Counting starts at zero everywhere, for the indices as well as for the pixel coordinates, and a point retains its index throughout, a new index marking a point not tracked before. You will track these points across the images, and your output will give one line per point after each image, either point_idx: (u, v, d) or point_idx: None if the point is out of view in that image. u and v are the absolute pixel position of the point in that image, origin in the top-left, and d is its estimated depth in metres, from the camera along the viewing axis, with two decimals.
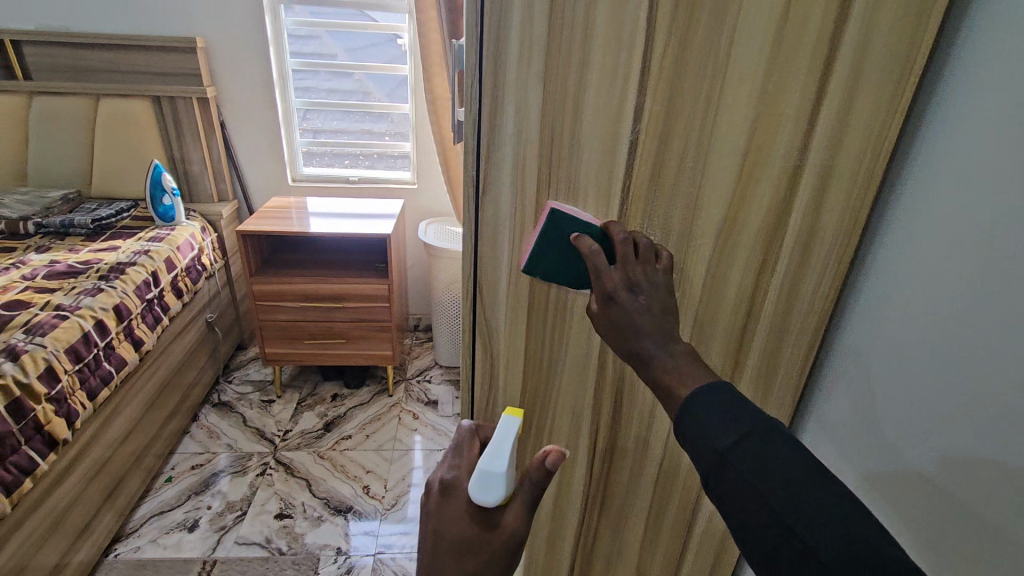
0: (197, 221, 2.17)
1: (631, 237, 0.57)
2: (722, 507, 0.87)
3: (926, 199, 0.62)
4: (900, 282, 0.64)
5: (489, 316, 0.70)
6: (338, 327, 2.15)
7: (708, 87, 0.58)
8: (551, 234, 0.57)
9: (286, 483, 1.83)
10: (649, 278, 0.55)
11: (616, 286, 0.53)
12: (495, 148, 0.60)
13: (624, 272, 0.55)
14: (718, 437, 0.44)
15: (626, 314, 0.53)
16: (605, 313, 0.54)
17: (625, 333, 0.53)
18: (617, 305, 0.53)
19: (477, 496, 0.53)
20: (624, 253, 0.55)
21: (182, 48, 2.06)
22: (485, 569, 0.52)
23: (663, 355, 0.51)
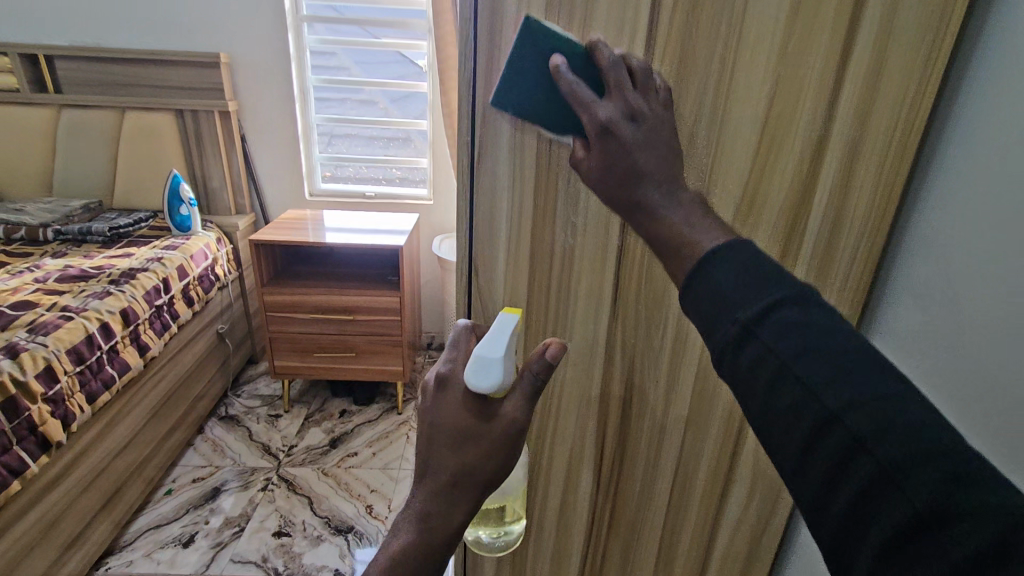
0: (214, 231, 2.18)
1: (625, 58, 0.43)
2: (746, 526, 0.78)
3: (963, 181, 0.53)
4: (934, 277, 0.56)
5: (486, 300, 0.65)
6: (348, 341, 2.12)
7: (721, 47, 0.53)
8: (526, 56, 0.45)
9: (287, 499, 1.77)
10: (653, 106, 0.42)
11: (614, 116, 0.41)
12: (490, 113, 0.56)
13: (617, 98, 0.42)
14: (739, 307, 0.34)
15: (622, 148, 0.40)
16: (597, 151, 0.42)
17: (626, 176, 0.41)
18: (612, 139, 0.41)
19: (474, 381, 0.49)
20: (618, 78, 0.42)
21: (206, 64, 2.11)
22: (485, 463, 0.49)
23: (667, 207, 0.40)
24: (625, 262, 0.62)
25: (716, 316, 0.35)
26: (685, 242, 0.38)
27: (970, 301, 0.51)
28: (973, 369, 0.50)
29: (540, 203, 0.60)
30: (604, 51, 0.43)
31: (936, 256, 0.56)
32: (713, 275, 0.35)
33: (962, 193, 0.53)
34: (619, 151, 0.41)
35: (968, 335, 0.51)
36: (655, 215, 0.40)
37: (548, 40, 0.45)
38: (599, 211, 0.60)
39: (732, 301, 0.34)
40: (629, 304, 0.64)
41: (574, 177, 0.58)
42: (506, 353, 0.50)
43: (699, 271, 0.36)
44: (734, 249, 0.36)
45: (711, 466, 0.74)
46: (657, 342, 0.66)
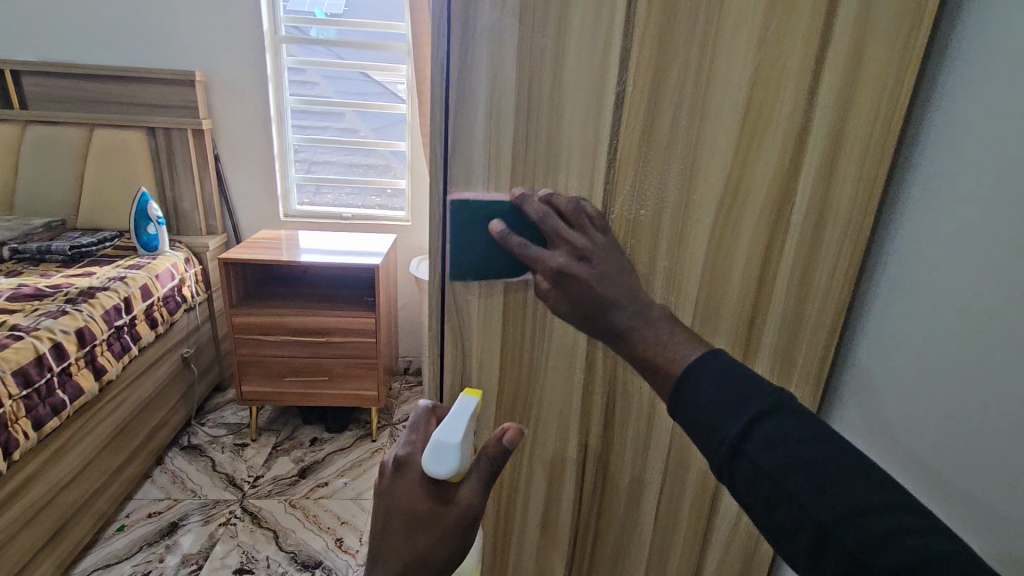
0: (182, 251, 2.11)
1: (550, 202, 0.53)
2: (738, 547, 0.74)
3: (986, 164, 0.50)
4: (949, 263, 0.54)
5: (459, 304, 0.60)
6: (321, 364, 2.04)
7: (702, 33, 0.52)
8: (475, 228, 0.54)
9: (251, 533, 1.66)
10: (590, 240, 0.51)
11: (564, 261, 0.49)
12: (465, 98, 0.52)
13: (562, 245, 0.50)
14: (717, 428, 0.38)
15: (581, 290, 0.48)
16: (565, 295, 0.49)
17: (599, 305, 0.47)
18: (572, 282, 0.48)
19: (431, 468, 0.49)
20: (550, 227, 0.51)
21: (181, 82, 2.08)
22: (439, 548, 0.51)
23: (639, 323, 0.45)
24: None
25: (709, 432, 0.38)
26: (665, 359, 0.42)
27: (994, 294, 0.49)
28: (993, 364, 0.49)
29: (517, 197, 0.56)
30: (535, 211, 0.52)
31: (954, 241, 0.53)
32: (698, 389, 0.39)
33: (988, 178, 0.50)
34: (586, 288, 0.48)
35: (989, 327, 0.49)
36: (636, 331, 0.45)
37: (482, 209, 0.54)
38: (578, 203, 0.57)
39: (711, 421, 0.38)
40: None
41: (552, 170, 0.55)
42: (461, 441, 0.50)
43: (677, 388, 0.40)
44: (712, 362, 0.40)
45: (698, 483, 0.70)
46: None
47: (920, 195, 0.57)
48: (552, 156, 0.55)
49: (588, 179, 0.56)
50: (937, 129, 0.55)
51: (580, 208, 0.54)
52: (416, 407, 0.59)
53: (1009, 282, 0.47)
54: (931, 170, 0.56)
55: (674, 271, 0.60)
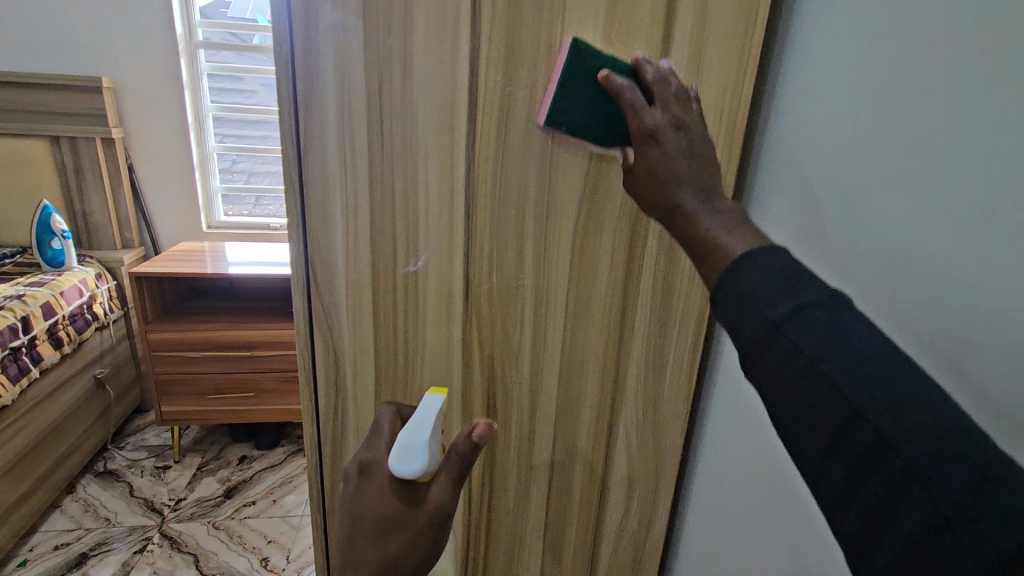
0: (93, 267, 2.00)
1: (668, 76, 0.46)
2: (628, 535, 0.76)
3: (873, 65, 0.47)
4: (827, 170, 0.52)
5: (327, 307, 0.60)
6: (246, 378, 1.97)
7: (546, 36, 0.53)
8: (573, 80, 0.49)
9: (169, 559, 1.58)
10: (694, 119, 0.45)
11: (659, 125, 0.44)
12: (313, 100, 0.52)
13: (667, 111, 0.45)
14: (766, 306, 0.31)
15: (655, 159, 0.43)
16: (639, 161, 0.45)
17: (662, 180, 0.43)
18: (654, 146, 0.44)
19: (399, 469, 0.47)
20: (663, 92, 0.45)
21: (87, 88, 1.97)
22: (411, 553, 0.48)
23: (704, 210, 0.40)
24: (472, 256, 0.60)
25: (745, 313, 0.32)
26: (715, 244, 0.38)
27: (869, 218, 0.47)
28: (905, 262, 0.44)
29: (377, 198, 0.56)
30: (653, 72, 0.46)
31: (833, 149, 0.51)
32: (758, 269, 0.33)
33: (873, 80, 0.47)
34: (660, 158, 0.43)
35: (882, 225, 0.46)
36: (692, 221, 0.41)
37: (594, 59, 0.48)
38: (441, 202, 0.57)
39: (760, 301, 0.32)
40: (483, 304, 0.62)
41: (410, 170, 0.56)
42: (430, 439, 0.49)
43: (731, 274, 0.34)
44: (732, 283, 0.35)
45: (584, 474, 0.72)
46: (516, 340, 0.64)
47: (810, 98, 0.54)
48: (409, 157, 0.55)
49: (447, 178, 0.56)
50: (821, 44, 0.53)
51: (692, 97, 0.46)
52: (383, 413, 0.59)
53: (885, 191, 0.46)
54: (799, 85, 0.56)
55: (541, 271, 0.61)
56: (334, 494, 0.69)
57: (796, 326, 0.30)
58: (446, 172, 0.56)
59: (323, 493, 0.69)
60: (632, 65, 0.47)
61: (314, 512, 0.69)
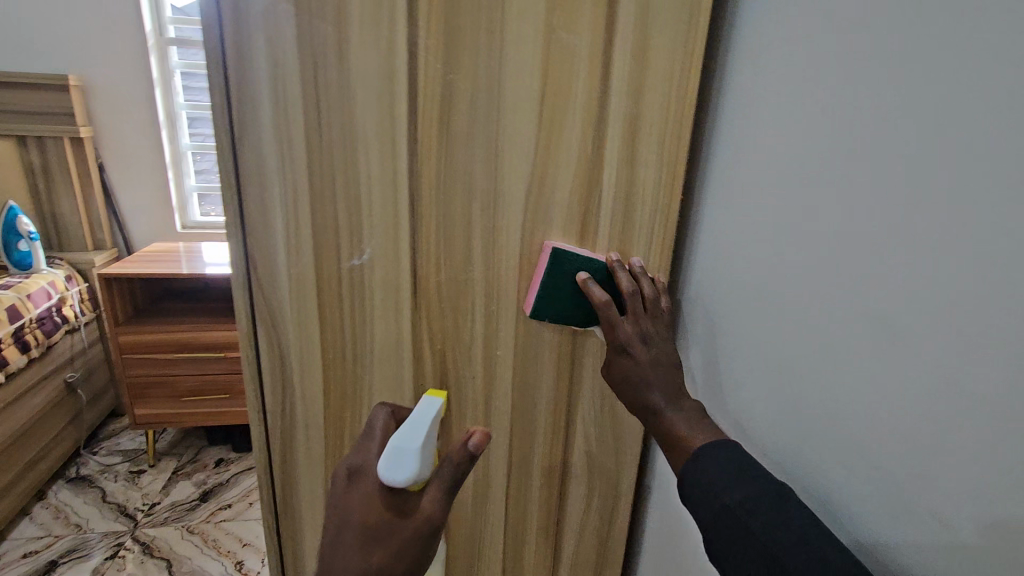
0: (62, 269, 1.96)
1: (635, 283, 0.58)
2: (591, 530, 0.75)
3: (830, 63, 0.43)
4: (778, 170, 0.49)
5: (270, 300, 0.58)
6: (221, 380, 1.94)
7: (486, 19, 0.52)
8: (559, 276, 0.59)
9: (141, 565, 1.55)
10: (658, 326, 0.56)
11: (630, 337, 0.55)
12: (247, 89, 0.51)
13: (636, 321, 0.56)
14: (723, 494, 0.41)
15: (629, 364, 0.55)
16: (616, 363, 0.56)
17: (636, 384, 0.54)
18: (628, 356, 0.55)
19: (389, 476, 0.48)
20: (634, 303, 0.56)
21: (54, 87, 1.93)
22: (396, 562, 0.46)
23: (670, 408, 0.50)
24: (419, 248, 0.58)
25: (699, 498, 0.42)
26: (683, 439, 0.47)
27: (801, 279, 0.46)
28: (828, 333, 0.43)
29: (317, 189, 0.55)
30: (626, 282, 0.57)
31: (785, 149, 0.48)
32: (700, 470, 0.43)
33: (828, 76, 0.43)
34: (632, 365, 0.55)
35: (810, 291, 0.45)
36: (658, 414, 0.51)
37: (576, 263, 0.59)
38: (384, 192, 0.56)
39: (717, 490, 0.41)
40: (432, 297, 0.60)
41: (351, 159, 0.54)
42: (422, 443, 0.49)
43: (690, 462, 0.44)
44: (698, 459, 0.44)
45: (543, 470, 0.71)
46: (468, 332, 0.63)
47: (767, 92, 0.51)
48: (349, 145, 0.54)
49: (390, 168, 0.55)
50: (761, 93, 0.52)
51: (657, 298, 0.58)
52: (377, 414, 0.59)
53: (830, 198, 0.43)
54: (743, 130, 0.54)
55: (491, 262, 0.60)
56: (286, 494, 0.67)
57: (742, 509, 0.39)
58: (388, 162, 0.55)
59: (274, 493, 0.67)
60: (605, 263, 0.59)
61: (266, 513, 0.68)
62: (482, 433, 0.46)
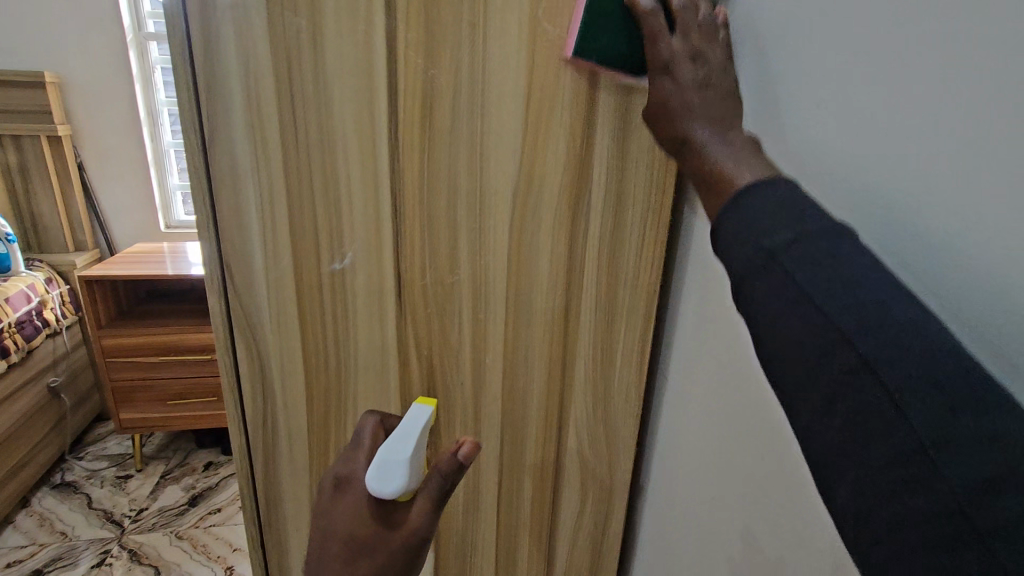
0: (42, 271, 1.91)
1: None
2: (585, 534, 0.73)
3: (818, 86, 0.40)
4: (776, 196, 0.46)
5: (248, 308, 0.56)
6: (208, 382, 1.91)
7: (467, 12, 0.49)
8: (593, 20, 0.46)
9: (128, 572, 1.53)
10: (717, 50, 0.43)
11: (675, 56, 0.43)
12: (216, 86, 0.49)
13: (688, 39, 0.43)
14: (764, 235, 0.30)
15: (669, 95, 0.42)
16: (654, 89, 0.44)
17: (673, 112, 0.42)
18: (666, 79, 0.43)
19: (377, 488, 0.44)
20: (687, 14, 0.43)
21: (29, 85, 1.88)
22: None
23: (714, 141, 0.39)
24: (402, 251, 0.56)
25: (744, 241, 0.31)
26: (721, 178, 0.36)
27: None
28: None
29: (293, 191, 0.52)
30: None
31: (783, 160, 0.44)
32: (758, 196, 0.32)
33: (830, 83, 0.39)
34: (672, 89, 0.42)
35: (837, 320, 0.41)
36: (698, 155, 0.40)
37: None
38: (364, 193, 0.53)
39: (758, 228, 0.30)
40: (417, 300, 0.58)
41: (329, 160, 0.52)
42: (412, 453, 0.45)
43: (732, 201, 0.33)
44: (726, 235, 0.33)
45: (535, 474, 0.69)
46: (455, 337, 0.61)
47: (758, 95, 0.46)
48: (326, 145, 0.51)
49: (370, 168, 0.53)
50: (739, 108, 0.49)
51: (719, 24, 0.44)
52: (365, 422, 0.56)
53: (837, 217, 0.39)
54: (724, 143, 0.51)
55: (477, 263, 0.58)
56: (270, 504, 0.65)
57: (781, 279, 0.29)
58: (368, 162, 0.53)
59: (258, 504, 0.65)
60: None
61: (249, 524, 0.66)
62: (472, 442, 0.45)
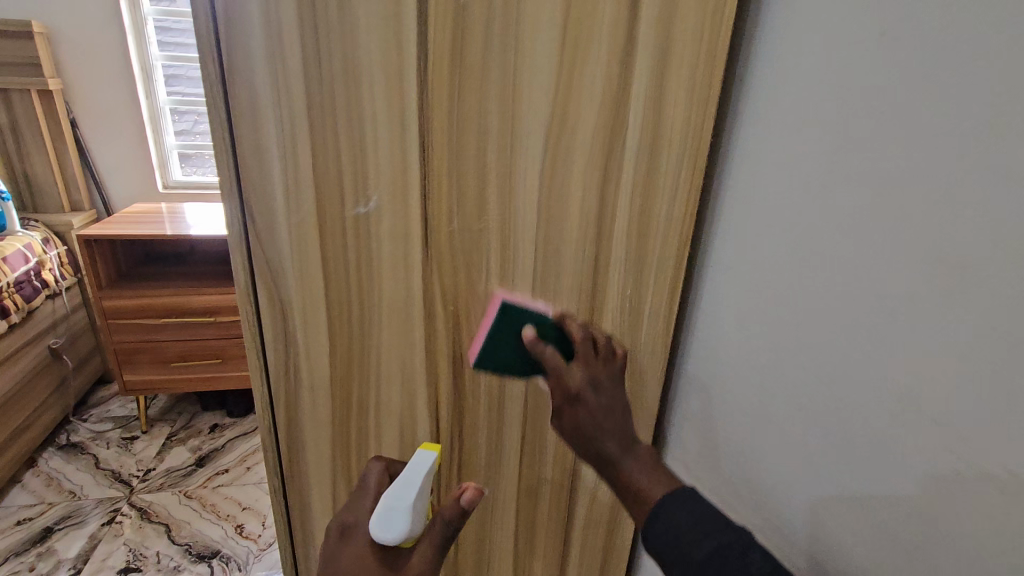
0: (39, 231, 1.88)
1: (586, 328, 0.50)
2: (605, 491, 0.73)
3: (891, 48, 0.41)
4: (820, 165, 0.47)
5: (269, 254, 0.54)
6: (210, 345, 1.89)
7: None
8: (505, 346, 0.50)
9: (139, 530, 1.55)
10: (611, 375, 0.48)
11: (579, 385, 0.47)
12: (235, 8, 0.45)
13: (585, 366, 0.47)
14: (693, 546, 0.41)
15: (581, 418, 0.47)
16: (567, 412, 0.48)
17: (586, 435, 0.47)
18: (579, 406, 0.47)
19: (380, 535, 0.49)
20: (586, 352, 0.48)
21: (17, 34, 1.80)
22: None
23: (627, 458, 0.46)
24: (430, 200, 0.54)
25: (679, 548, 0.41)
26: (641, 488, 0.45)
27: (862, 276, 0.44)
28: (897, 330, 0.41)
29: (316, 130, 0.50)
30: (579, 336, 0.49)
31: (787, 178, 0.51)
32: (677, 513, 0.42)
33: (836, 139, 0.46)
34: (586, 416, 0.47)
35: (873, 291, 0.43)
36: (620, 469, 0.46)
37: (520, 315, 0.50)
38: (391, 133, 0.51)
39: (683, 540, 0.42)
40: (445, 248, 0.56)
41: (353, 98, 0.49)
42: (414, 501, 0.50)
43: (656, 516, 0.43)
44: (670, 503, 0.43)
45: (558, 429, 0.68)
46: (481, 289, 0.59)
47: (780, 114, 0.52)
48: (351, 80, 0.48)
49: (396, 105, 0.50)
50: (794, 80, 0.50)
51: (612, 349, 0.50)
52: (372, 470, 0.61)
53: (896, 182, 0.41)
54: (778, 110, 0.52)
55: (507, 210, 0.56)
56: (291, 458, 0.64)
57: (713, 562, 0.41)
58: (394, 98, 0.50)
59: (280, 458, 0.64)
60: (553, 318, 0.50)
61: (271, 477, 0.65)
62: (476, 491, 0.48)
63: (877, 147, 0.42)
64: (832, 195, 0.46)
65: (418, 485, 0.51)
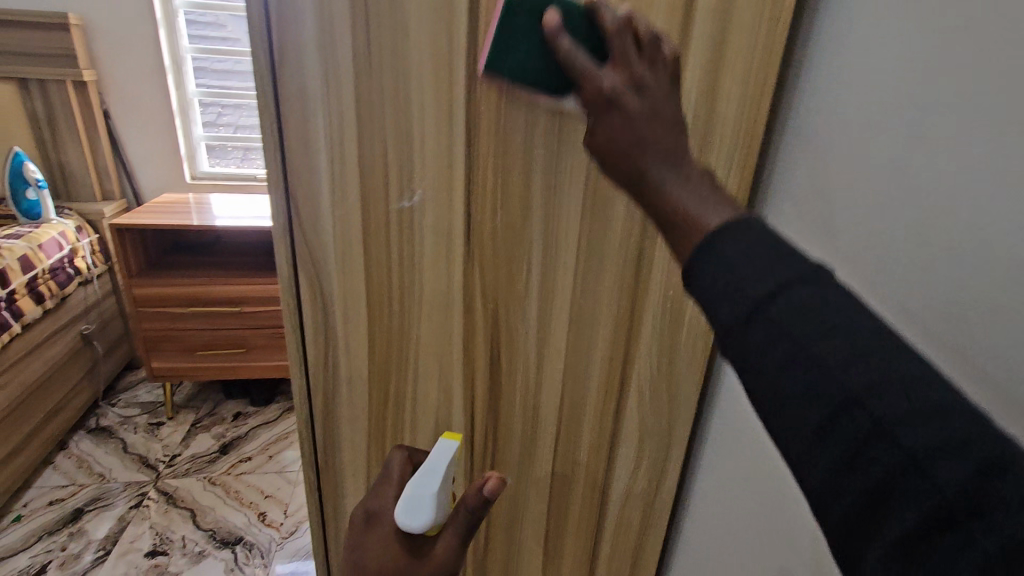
0: (73, 219, 1.92)
1: (630, 22, 0.39)
2: (637, 493, 0.72)
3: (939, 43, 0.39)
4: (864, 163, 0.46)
5: (313, 245, 0.54)
6: (235, 334, 1.91)
7: None
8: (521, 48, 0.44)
9: (165, 514, 1.57)
10: (658, 77, 0.38)
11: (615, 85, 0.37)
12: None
13: (620, 66, 0.37)
14: (751, 284, 0.29)
15: (614, 126, 0.37)
16: (599, 123, 0.38)
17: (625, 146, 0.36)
18: (613, 111, 0.37)
19: (404, 521, 0.49)
20: (619, 41, 0.37)
21: (53, 26, 1.83)
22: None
23: (674, 178, 0.35)
24: (474, 194, 0.53)
25: (721, 297, 0.30)
26: (689, 210, 0.33)
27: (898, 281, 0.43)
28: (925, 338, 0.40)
29: (364, 122, 0.49)
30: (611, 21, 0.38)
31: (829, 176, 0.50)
32: (737, 239, 0.30)
33: (884, 145, 0.44)
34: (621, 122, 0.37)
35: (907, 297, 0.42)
36: (662, 189, 0.35)
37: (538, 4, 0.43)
38: (438, 126, 0.50)
39: (741, 277, 0.29)
40: (486, 243, 0.56)
41: (402, 90, 0.49)
42: (437, 489, 0.50)
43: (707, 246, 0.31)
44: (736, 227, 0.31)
45: (593, 428, 0.67)
46: (522, 285, 0.58)
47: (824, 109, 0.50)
48: (400, 72, 0.48)
49: (445, 98, 0.49)
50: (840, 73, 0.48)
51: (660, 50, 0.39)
52: (395, 457, 0.62)
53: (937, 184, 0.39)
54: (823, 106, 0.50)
55: (551, 206, 0.55)
56: (327, 449, 0.64)
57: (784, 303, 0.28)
58: (443, 92, 0.49)
59: (316, 449, 0.64)
60: (583, 10, 0.42)
61: (307, 468, 0.65)
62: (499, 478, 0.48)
63: (920, 145, 0.40)
64: (870, 194, 0.45)
65: (441, 473, 0.52)
